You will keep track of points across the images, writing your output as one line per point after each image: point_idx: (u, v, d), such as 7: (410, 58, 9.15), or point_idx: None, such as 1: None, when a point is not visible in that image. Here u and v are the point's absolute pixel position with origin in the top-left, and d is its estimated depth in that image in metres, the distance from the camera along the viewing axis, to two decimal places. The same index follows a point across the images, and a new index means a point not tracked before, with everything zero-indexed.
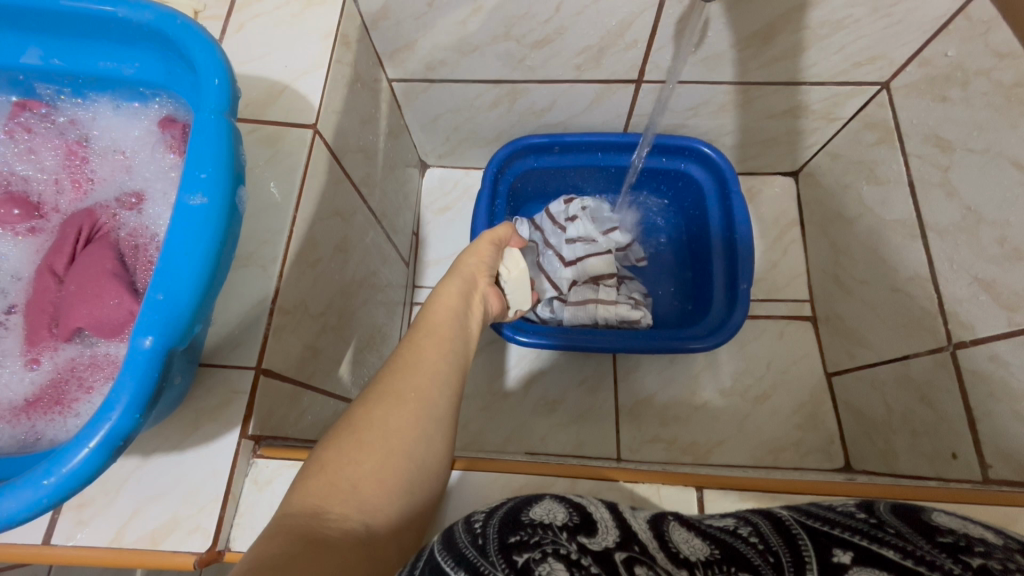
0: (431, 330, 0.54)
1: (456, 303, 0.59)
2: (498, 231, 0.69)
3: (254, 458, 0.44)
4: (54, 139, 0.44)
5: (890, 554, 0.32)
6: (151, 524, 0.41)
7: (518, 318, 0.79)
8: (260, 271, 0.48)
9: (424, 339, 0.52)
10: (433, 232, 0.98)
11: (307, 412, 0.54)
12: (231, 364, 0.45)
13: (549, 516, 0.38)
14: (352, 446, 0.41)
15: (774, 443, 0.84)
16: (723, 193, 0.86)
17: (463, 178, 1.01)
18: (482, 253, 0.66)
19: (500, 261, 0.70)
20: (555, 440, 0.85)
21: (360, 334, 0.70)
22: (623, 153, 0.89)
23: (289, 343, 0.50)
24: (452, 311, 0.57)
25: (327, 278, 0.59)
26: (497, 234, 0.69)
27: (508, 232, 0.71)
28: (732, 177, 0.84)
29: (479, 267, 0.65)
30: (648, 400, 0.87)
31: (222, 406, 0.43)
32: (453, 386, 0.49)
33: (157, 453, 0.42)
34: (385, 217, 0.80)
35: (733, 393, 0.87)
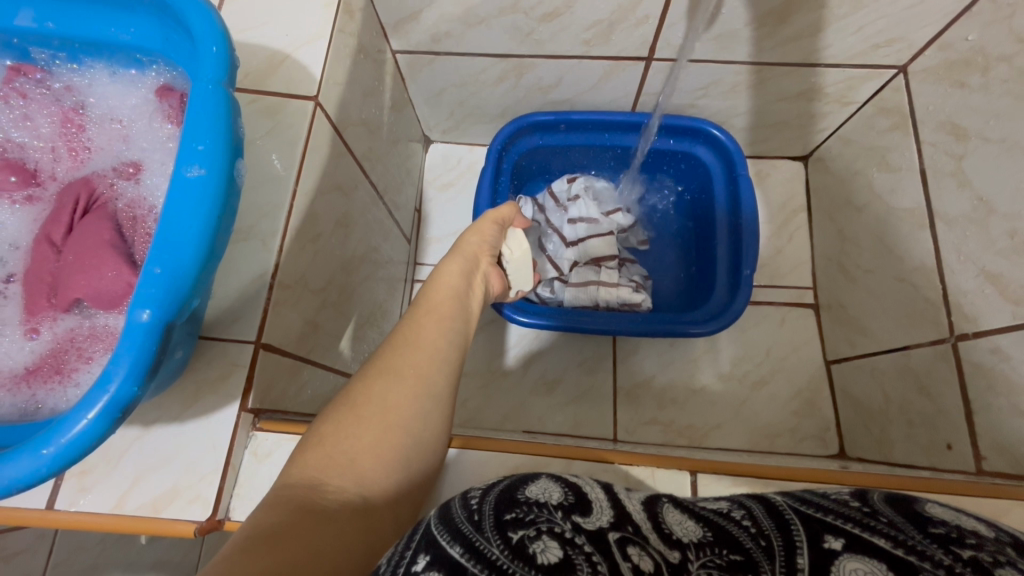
0: (431, 308, 0.54)
1: (458, 281, 0.59)
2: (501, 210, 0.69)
3: (254, 431, 0.44)
4: (50, 105, 0.43)
5: (883, 542, 0.33)
6: (152, 493, 0.41)
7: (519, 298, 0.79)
8: (260, 245, 0.47)
9: (423, 317, 0.52)
10: (435, 208, 0.97)
11: (307, 386, 0.55)
12: (231, 338, 0.45)
13: (544, 495, 0.39)
14: (351, 421, 0.41)
15: (770, 428, 0.85)
16: (731, 177, 0.85)
17: (467, 154, 1.00)
18: (486, 232, 0.66)
19: (504, 241, 0.69)
20: (553, 419, 0.86)
21: (361, 310, 0.71)
22: (631, 133, 0.87)
23: (290, 318, 0.50)
24: (454, 289, 0.57)
25: (327, 254, 0.58)
26: (501, 214, 0.68)
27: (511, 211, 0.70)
28: (740, 160, 0.83)
29: (482, 247, 0.64)
30: (647, 382, 0.88)
31: (221, 378, 0.44)
32: (451, 365, 0.49)
33: (158, 424, 0.42)
34: (387, 194, 0.79)
35: (732, 378, 0.88)
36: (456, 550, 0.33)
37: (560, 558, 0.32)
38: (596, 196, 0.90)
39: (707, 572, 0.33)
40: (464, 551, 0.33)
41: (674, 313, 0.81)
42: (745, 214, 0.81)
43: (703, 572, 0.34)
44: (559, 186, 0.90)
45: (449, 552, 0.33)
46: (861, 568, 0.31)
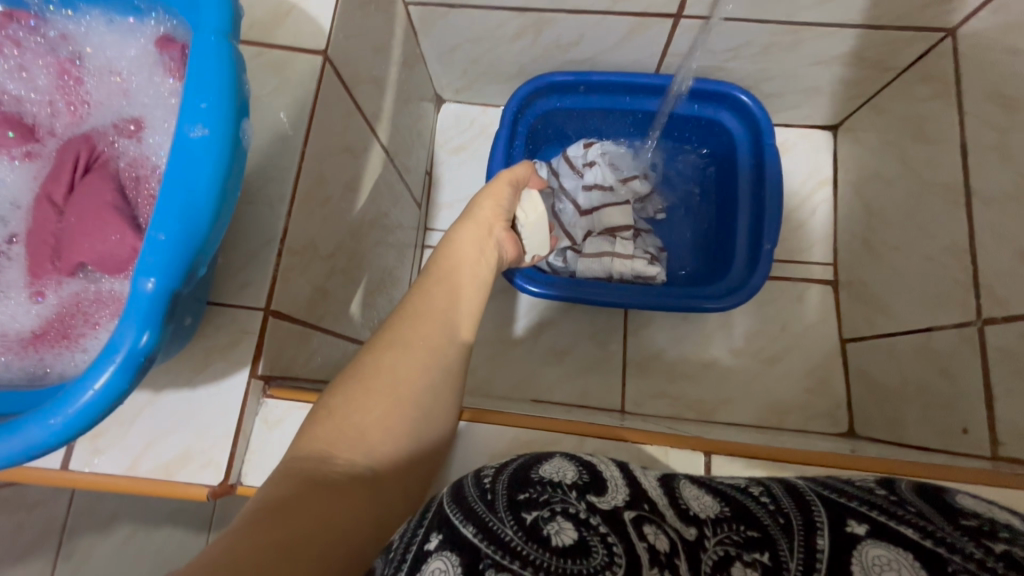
0: (442, 277, 0.52)
1: (472, 249, 0.57)
2: (518, 171, 0.66)
3: (264, 398, 0.44)
4: (45, 55, 0.40)
5: (909, 531, 0.32)
6: (164, 456, 0.41)
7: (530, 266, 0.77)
8: (268, 209, 0.46)
9: (434, 286, 0.51)
10: (446, 172, 0.94)
11: (317, 353, 0.54)
12: (240, 304, 0.44)
13: (558, 475, 0.38)
14: (360, 393, 0.41)
15: (780, 404, 0.84)
16: (757, 145, 0.81)
17: (480, 116, 0.96)
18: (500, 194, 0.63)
19: (518, 205, 0.67)
20: (562, 389, 0.86)
21: (370, 276, 0.69)
22: (654, 97, 0.84)
23: (298, 285, 0.49)
24: (466, 257, 0.56)
25: (337, 219, 0.57)
26: (516, 175, 0.66)
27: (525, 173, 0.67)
28: (768, 128, 0.79)
29: (495, 211, 0.62)
30: (658, 355, 0.87)
31: (232, 345, 0.43)
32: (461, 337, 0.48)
33: (168, 389, 0.42)
34: (397, 156, 0.76)
35: (744, 353, 0.87)
36: (469, 530, 0.34)
37: (575, 539, 0.33)
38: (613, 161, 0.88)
39: (723, 549, 0.34)
40: (478, 531, 0.34)
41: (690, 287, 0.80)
42: (769, 186, 0.78)
43: (720, 550, 0.34)
44: (574, 149, 0.88)
45: (462, 532, 0.34)
46: (884, 556, 0.31)
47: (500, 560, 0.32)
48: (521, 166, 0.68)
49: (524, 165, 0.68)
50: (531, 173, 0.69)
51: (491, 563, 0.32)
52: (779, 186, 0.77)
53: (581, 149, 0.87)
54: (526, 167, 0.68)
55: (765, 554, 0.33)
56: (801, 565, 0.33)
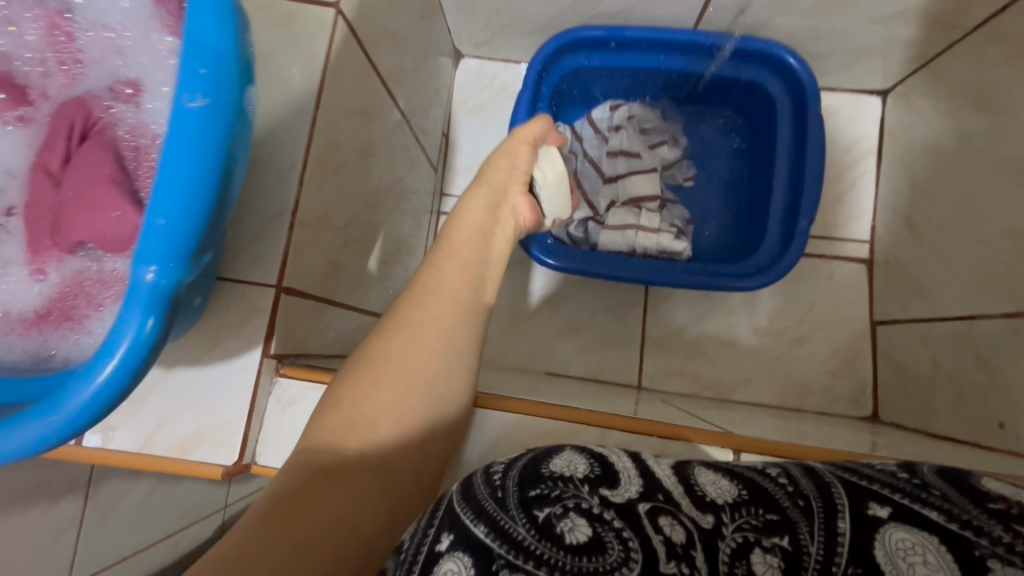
0: (453, 251, 0.49)
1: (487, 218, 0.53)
2: (533, 130, 0.61)
3: (277, 377, 0.43)
4: (33, 7, 0.37)
5: (934, 514, 0.31)
6: (177, 435, 0.40)
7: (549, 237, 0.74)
8: (278, 178, 0.43)
9: (445, 261, 0.48)
10: (464, 133, 0.90)
11: (331, 327, 0.53)
12: (251, 280, 0.42)
13: (569, 469, 0.37)
14: (370, 381, 0.39)
15: (802, 385, 0.82)
16: (800, 110, 0.75)
17: (501, 73, 0.90)
18: (512, 156, 0.59)
19: (534, 163, 0.61)
20: (577, 362, 0.84)
21: (385, 246, 0.67)
22: (690, 56, 0.78)
23: (311, 258, 0.47)
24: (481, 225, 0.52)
25: (351, 187, 0.54)
26: (531, 134, 0.60)
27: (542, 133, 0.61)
28: (812, 92, 0.73)
29: (511, 176, 0.58)
30: (677, 332, 0.85)
31: (243, 322, 0.42)
32: (475, 318, 0.46)
33: (180, 365, 0.41)
34: (414, 117, 0.72)
35: (768, 332, 0.84)
36: (480, 529, 0.32)
37: (590, 537, 0.32)
38: (641, 125, 0.83)
39: (742, 535, 0.33)
40: (489, 530, 0.32)
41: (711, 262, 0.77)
42: (808, 156, 0.72)
43: (738, 536, 0.33)
44: (601, 111, 0.84)
45: (474, 533, 0.32)
46: (908, 539, 0.31)
47: (514, 559, 0.31)
48: (536, 122, 0.62)
49: (540, 120, 0.62)
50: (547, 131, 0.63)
51: (504, 563, 0.31)
52: (820, 156, 0.72)
53: (608, 111, 0.83)
54: (543, 124, 0.62)
55: (785, 538, 0.32)
56: (823, 551, 0.32)
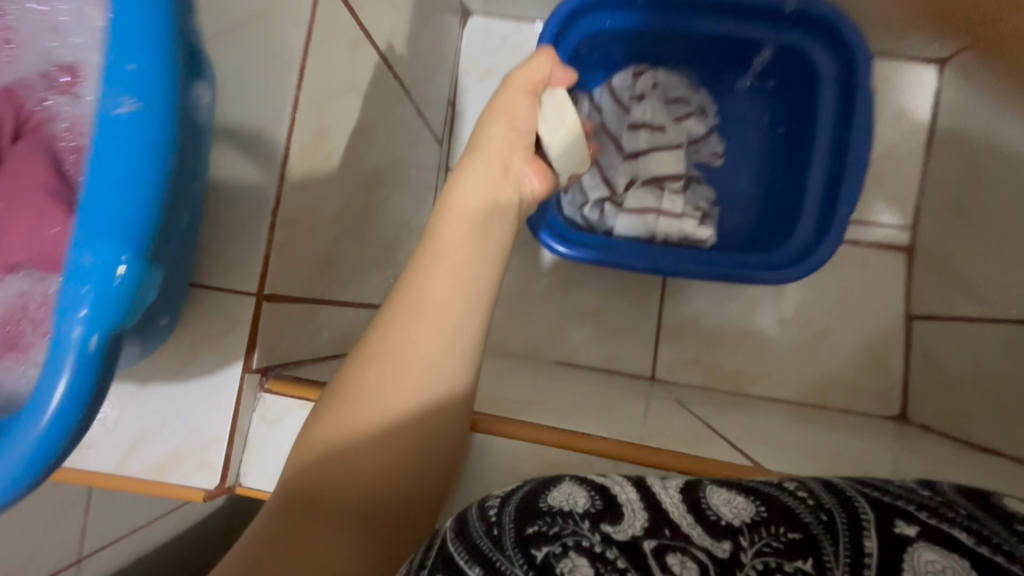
0: (442, 251, 0.41)
1: (485, 195, 0.45)
2: (531, 76, 0.49)
3: (261, 393, 0.39)
4: None
5: (964, 536, 0.27)
6: (154, 456, 0.37)
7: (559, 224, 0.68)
8: (256, 171, 0.38)
9: (432, 262, 0.41)
10: (471, 101, 0.83)
11: (324, 328, 0.49)
12: (228, 287, 0.38)
13: (568, 502, 0.33)
14: (352, 411, 0.36)
15: (827, 380, 0.77)
16: (847, 84, 0.66)
17: (514, 33, 0.83)
18: (511, 110, 0.47)
19: (540, 117, 0.48)
20: (589, 352, 0.80)
21: (384, 232, 0.62)
22: (724, 17, 0.70)
23: (299, 258, 0.42)
24: (478, 202, 0.44)
25: (343, 174, 0.49)
26: (528, 80, 0.49)
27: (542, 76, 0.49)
28: (863, 63, 0.64)
29: (512, 143, 0.47)
30: (695, 320, 0.80)
31: (222, 334, 0.38)
32: (472, 329, 0.40)
33: (154, 381, 0.37)
34: (415, 87, 0.65)
35: (793, 324, 0.79)
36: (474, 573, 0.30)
37: None
38: (666, 95, 0.76)
39: (763, 561, 0.29)
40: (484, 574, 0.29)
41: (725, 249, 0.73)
42: (854, 139, 0.64)
43: (758, 565, 0.29)
44: (623, 77, 0.77)
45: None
46: (939, 562, 0.26)
47: None
48: (535, 63, 0.50)
49: (542, 60, 0.50)
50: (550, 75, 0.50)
51: None
52: (867, 141, 0.63)
53: (631, 78, 0.76)
54: (544, 65, 0.50)
55: (808, 563, 0.28)
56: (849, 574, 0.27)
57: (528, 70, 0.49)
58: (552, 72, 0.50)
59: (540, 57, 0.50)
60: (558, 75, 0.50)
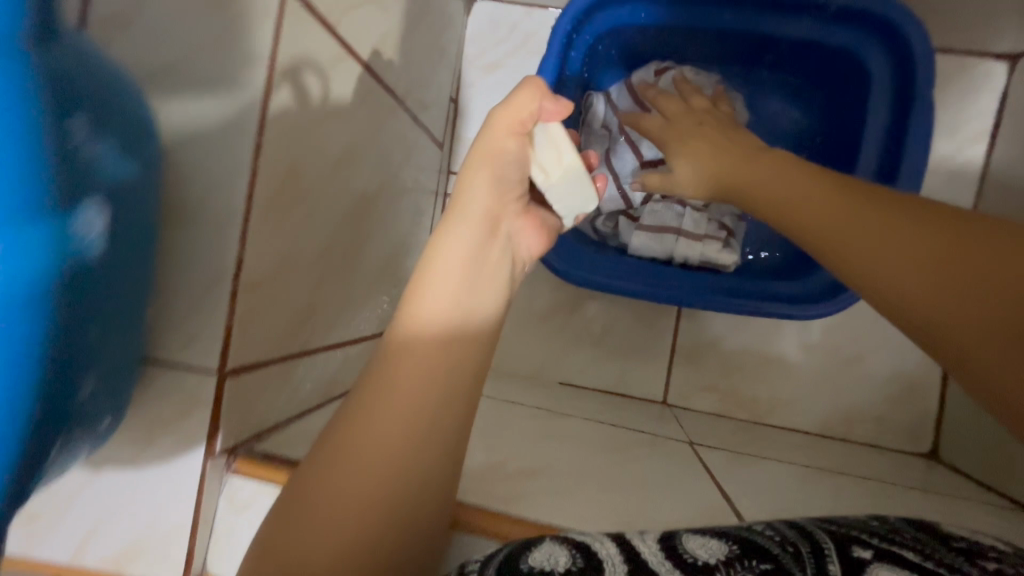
0: (431, 320, 0.37)
1: (468, 254, 0.39)
2: (510, 119, 0.39)
3: (228, 476, 0.36)
4: None
5: (909, 554, 0.28)
6: (112, 547, 0.34)
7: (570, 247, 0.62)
8: (214, 231, 0.33)
9: (417, 334, 0.37)
10: (476, 97, 0.76)
11: (306, 380, 0.45)
12: (185, 365, 0.33)
13: (549, 563, 0.29)
14: (343, 464, 0.33)
15: (852, 411, 0.72)
16: (904, 81, 0.59)
17: (523, 21, 0.75)
18: (493, 159, 0.39)
19: (533, 160, 0.41)
20: (598, 373, 0.76)
21: (377, 258, 0.57)
22: (764, 10, 0.64)
23: (270, 318, 0.38)
24: (462, 262, 0.38)
25: (324, 212, 0.44)
26: (510, 121, 0.39)
27: (530, 112, 0.39)
28: (926, 56, 0.56)
29: (499, 197, 0.40)
30: (713, 342, 0.75)
31: (180, 417, 0.34)
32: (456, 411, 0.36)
33: (107, 467, 0.34)
34: (411, 92, 0.59)
35: (819, 349, 0.73)
36: None
37: None
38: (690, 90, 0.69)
39: None
40: None
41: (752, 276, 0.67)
42: (908, 148, 0.56)
43: None
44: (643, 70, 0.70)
45: None
46: None
47: None
48: (518, 97, 0.39)
49: (525, 93, 0.39)
50: (538, 110, 0.39)
51: None
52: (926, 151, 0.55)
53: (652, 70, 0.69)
54: (528, 99, 0.39)
55: None
56: None
57: (511, 106, 0.39)
58: (540, 105, 0.39)
59: (524, 87, 0.39)
60: (549, 105, 0.39)
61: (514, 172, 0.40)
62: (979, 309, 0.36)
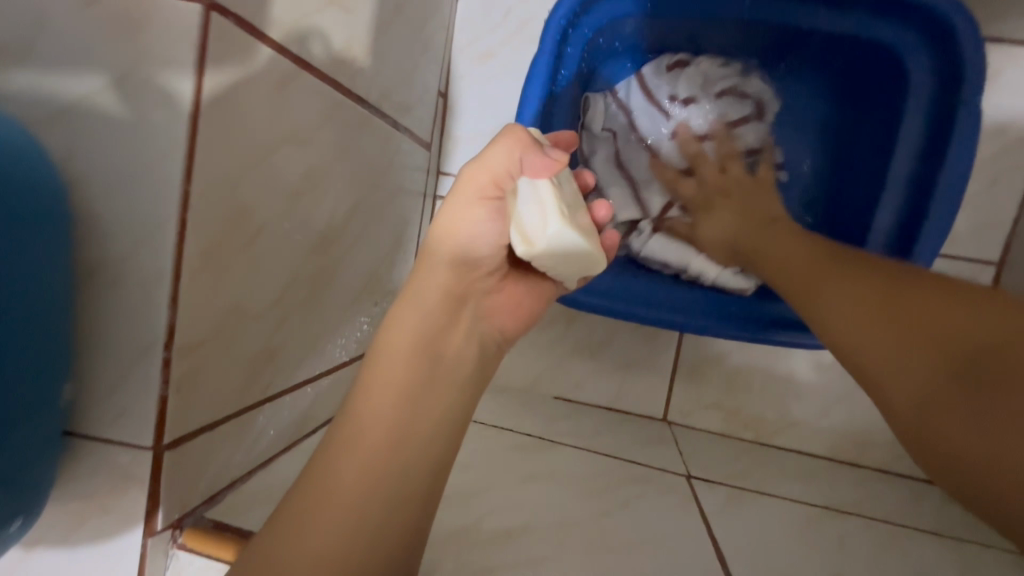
0: (391, 368, 0.37)
1: (423, 330, 0.37)
2: (478, 179, 0.35)
3: (174, 550, 0.34)
4: None
5: None
6: None
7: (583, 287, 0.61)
8: (141, 296, 0.30)
9: (380, 381, 0.37)
10: (466, 91, 0.70)
11: (270, 427, 0.42)
12: (118, 441, 0.31)
13: None
14: (322, 498, 0.33)
15: (863, 435, 0.69)
16: (946, 88, 0.56)
17: (519, 5, 0.68)
18: (458, 227, 0.36)
19: (512, 225, 0.35)
20: (594, 389, 0.72)
21: (354, 281, 0.53)
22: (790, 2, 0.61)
23: (219, 378, 0.35)
24: (414, 339, 0.37)
25: (281, 249, 0.39)
26: (482, 181, 0.35)
27: (508, 170, 0.35)
28: (973, 60, 0.54)
29: (461, 273, 0.37)
30: (718, 358, 0.71)
31: (115, 495, 0.31)
32: (426, 453, 0.36)
33: (41, 545, 0.31)
34: (389, 96, 0.53)
35: (832, 369, 0.69)
36: None
37: None
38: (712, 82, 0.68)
39: None
40: None
41: (766, 297, 0.65)
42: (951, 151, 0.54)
43: None
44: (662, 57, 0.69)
45: None
46: None
47: None
48: (490, 153, 0.35)
49: (499, 148, 0.35)
50: (516, 165, 0.35)
51: None
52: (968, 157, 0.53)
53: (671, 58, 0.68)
54: (503, 154, 0.35)
55: None
56: None
57: (482, 163, 0.35)
58: (520, 160, 0.35)
59: (499, 140, 0.35)
60: (531, 158, 0.35)
61: (484, 243, 0.36)
62: (937, 353, 0.39)
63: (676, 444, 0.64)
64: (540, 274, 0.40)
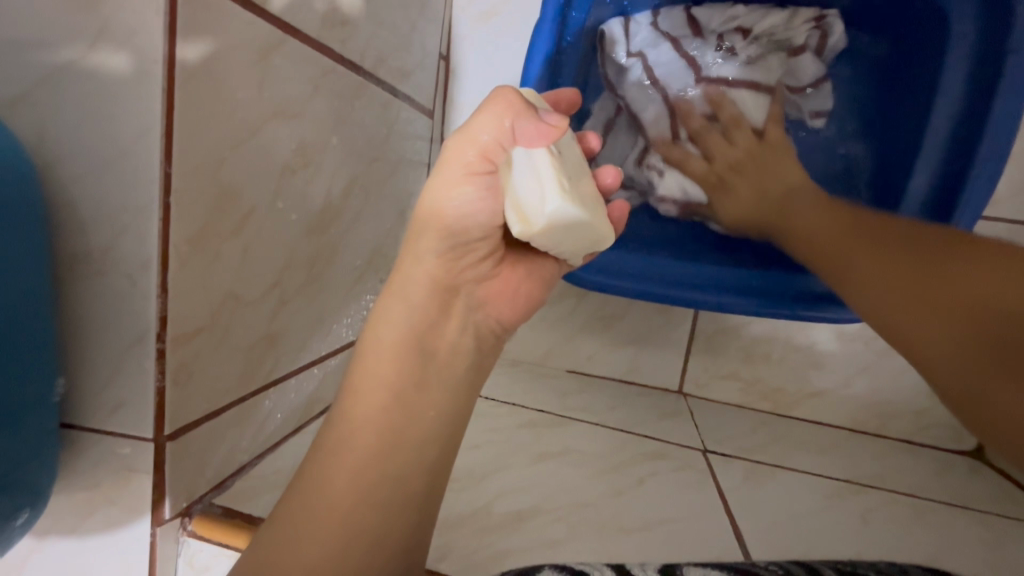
0: (382, 367, 0.36)
1: (414, 323, 0.36)
2: (464, 153, 0.32)
3: (185, 538, 0.34)
4: None
5: None
6: None
7: (586, 267, 0.59)
8: (129, 286, 0.28)
9: (374, 380, 0.36)
10: (469, 53, 0.66)
11: (277, 412, 0.41)
12: (118, 432, 0.30)
13: None
14: (319, 499, 0.34)
15: (887, 405, 0.67)
16: (994, 28, 0.53)
17: None
18: (444, 209, 0.33)
19: (506, 205, 0.33)
20: (606, 362, 0.71)
21: (357, 260, 0.51)
22: None
23: (217, 365, 0.34)
24: (405, 331, 0.36)
25: (276, 231, 0.38)
26: (468, 154, 0.32)
27: (499, 141, 0.31)
28: None
29: (450, 261, 0.35)
30: (736, 329, 0.69)
31: (120, 487, 0.31)
32: (425, 449, 0.36)
33: (52, 535, 0.32)
34: (387, 61, 0.50)
35: (856, 338, 0.67)
36: None
37: None
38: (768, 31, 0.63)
39: None
40: None
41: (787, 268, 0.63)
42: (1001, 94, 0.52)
43: None
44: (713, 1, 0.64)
45: None
46: None
47: None
48: (475, 122, 0.32)
49: (486, 116, 0.31)
50: (507, 136, 0.31)
51: None
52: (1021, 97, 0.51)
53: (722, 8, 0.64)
54: (490, 124, 0.31)
55: None
56: None
57: (467, 134, 0.32)
58: (511, 129, 0.31)
59: (487, 106, 0.32)
60: (524, 125, 0.31)
61: (475, 225, 0.34)
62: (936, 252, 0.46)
63: (692, 417, 0.63)
64: (538, 253, 0.38)
